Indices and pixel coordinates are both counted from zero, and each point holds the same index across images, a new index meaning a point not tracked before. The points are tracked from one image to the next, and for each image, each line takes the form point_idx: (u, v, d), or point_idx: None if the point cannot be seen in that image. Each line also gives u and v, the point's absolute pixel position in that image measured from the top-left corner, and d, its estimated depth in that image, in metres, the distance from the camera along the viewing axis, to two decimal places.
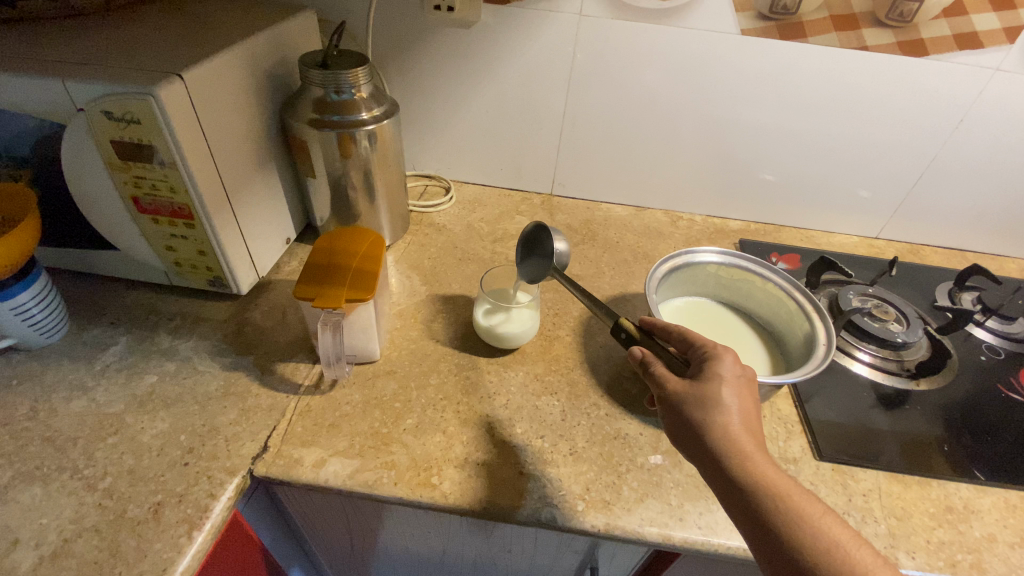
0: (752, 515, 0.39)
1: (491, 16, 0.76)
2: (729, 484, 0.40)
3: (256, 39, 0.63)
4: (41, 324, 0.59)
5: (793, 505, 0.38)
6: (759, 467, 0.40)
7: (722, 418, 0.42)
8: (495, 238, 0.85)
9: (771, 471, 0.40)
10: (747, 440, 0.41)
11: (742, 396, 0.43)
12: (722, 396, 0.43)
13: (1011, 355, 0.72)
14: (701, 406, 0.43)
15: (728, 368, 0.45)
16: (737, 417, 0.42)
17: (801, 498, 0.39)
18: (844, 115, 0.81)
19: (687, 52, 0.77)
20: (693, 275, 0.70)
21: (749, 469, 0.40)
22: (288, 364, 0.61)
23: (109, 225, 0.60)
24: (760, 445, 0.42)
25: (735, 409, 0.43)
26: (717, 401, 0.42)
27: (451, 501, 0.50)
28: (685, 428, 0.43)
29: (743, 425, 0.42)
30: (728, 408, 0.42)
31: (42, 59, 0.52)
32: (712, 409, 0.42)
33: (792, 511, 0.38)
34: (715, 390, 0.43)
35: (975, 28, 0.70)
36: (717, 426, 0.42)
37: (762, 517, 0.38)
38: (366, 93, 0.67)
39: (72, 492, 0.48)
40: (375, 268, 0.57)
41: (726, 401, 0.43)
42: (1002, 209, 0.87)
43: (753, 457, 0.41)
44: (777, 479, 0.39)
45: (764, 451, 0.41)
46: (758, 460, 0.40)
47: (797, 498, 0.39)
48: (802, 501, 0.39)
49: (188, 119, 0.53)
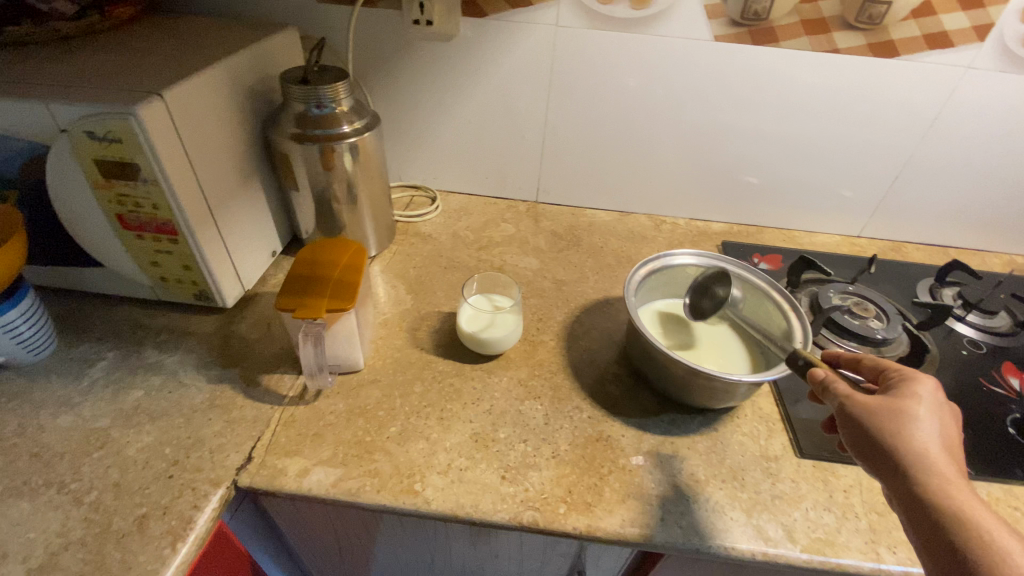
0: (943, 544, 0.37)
1: (470, 28, 0.78)
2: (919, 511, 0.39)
3: (238, 57, 0.64)
4: (30, 342, 0.60)
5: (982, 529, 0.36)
6: (957, 493, 0.38)
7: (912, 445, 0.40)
8: (480, 245, 0.86)
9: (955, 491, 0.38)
10: (933, 458, 0.40)
11: (946, 421, 0.42)
12: (907, 423, 0.41)
13: (992, 348, 0.72)
14: (902, 425, 0.41)
15: (931, 392, 0.44)
16: (934, 444, 0.40)
17: (992, 524, 0.36)
18: (820, 116, 0.82)
19: (663, 59, 0.78)
20: (673, 278, 0.71)
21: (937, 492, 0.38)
22: (272, 376, 0.62)
23: (95, 242, 0.61)
24: (960, 473, 0.40)
25: (941, 436, 0.41)
26: (911, 418, 0.41)
27: (434, 507, 0.51)
28: (877, 462, 0.41)
29: (939, 449, 0.40)
30: (927, 436, 0.41)
31: (25, 82, 0.54)
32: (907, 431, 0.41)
33: (978, 533, 0.36)
34: (915, 417, 0.41)
35: (945, 28, 0.72)
36: (903, 455, 0.40)
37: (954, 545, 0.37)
38: (347, 106, 0.69)
39: (59, 506, 0.49)
40: (356, 278, 0.58)
41: (925, 427, 0.41)
42: (981, 204, 0.88)
43: (943, 481, 0.39)
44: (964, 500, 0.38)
45: (954, 471, 0.40)
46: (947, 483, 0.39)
47: (987, 525, 0.36)
48: (997, 529, 0.36)
49: (170, 137, 0.54)
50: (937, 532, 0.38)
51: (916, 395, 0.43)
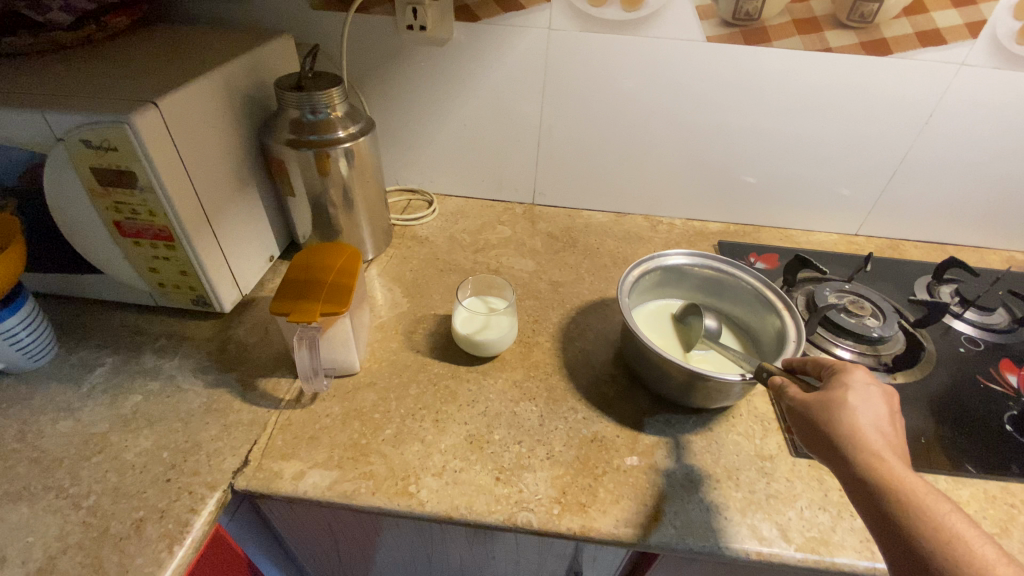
0: (876, 523, 0.38)
1: (464, 32, 0.78)
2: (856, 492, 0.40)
3: (233, 64, 0.65)
4: (30, 348, 0.60)
5: (909, 502, 0.37)
6: (889, 467, 0.39)
7: (845, 428, 0.41)
8: (476, 248, 0.87)
9: (885, 467, 0.39)
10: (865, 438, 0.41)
11: (879, 405, 0.43)
12: (837, 408, 0.43)
13: (990, 346, 0.72)
14: (833, 411, 0.43)
15: (863, 380, 0.45)
16: (866, 426, 0.41)
17: (922, 492, 0.37)
18: (814, 115, 0.82)
19: (656, 60, 0.78)
20: (666, 279, 0.71)
21: (866, 469, 0.39)
22: (269, 380, 0.63)
23: (94, 249, 0.62)
24: (894, 451, 0.40)
25: (876, 418, 0.42)
26: (842, 404, 0.43)
27: (429, 509, 0.51)
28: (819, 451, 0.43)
29: (872, 429, 0.41)
30: (857, 419, 0.42)
31: (23, 92, 0.55)
32: (839, 414, 0.42)
33: (904, 501, 0.37)
34: (845, 401, 0.43)
35: (937, 25, 0.71)
36: (835, 440, 0.41)
37: (885, 521, 0.37)
38: (342, 111, 0.69)
39: (58, 510, 0.50)
40: (351, 281, 0.58)
41: (854, 408, 0.42)
42: (978, 201, 0.88)
43: (875, 458, 0.40)
44: (896, 476, 0.38)
45: (889, 448, 0.40)
46: (878, 460, 0.39)
47: (915, 493, 0.37)
48: (924, 497, 0.37)
49: (164, 145, 0.55)
50: (871, 512, 0.38)
51: (850, 384, 0.44)
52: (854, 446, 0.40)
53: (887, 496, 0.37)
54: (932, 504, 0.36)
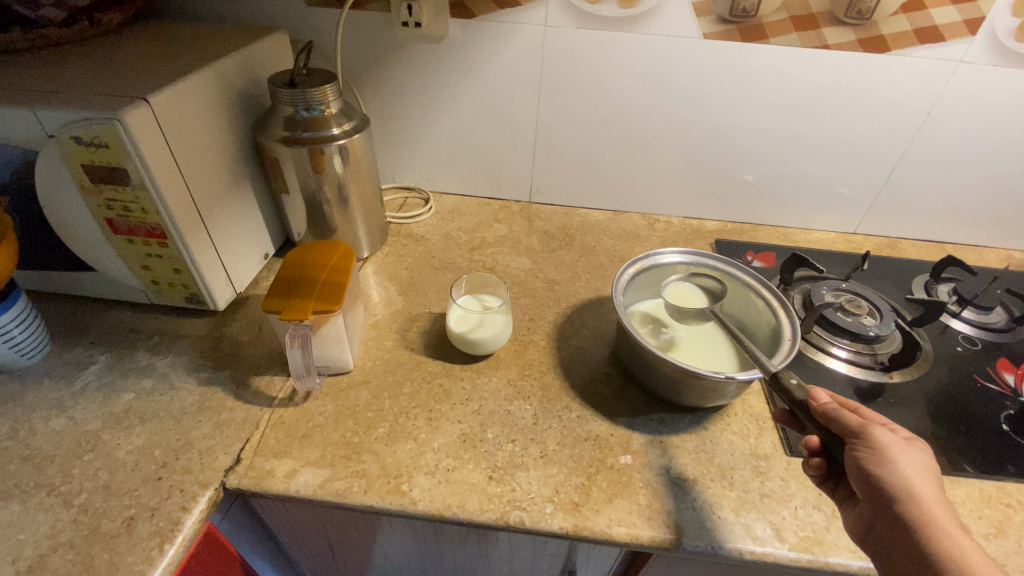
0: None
1: (459, 29, 0.78)
2: (917, 554, 0.39)
3: (226, 61, 0.65)
4: (22, 346, 0.60)
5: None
6: (951, 535, 0.38)
7: (918, 488, 0.40)
8: (472, 246, 0.86)
9: (954, 536, 0.38)
10: (928, 498, 0.40)
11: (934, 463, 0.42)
12: (909, 461, 0.41)
13: (987, 345, 0.72)
14: (903, 466, 0.40)
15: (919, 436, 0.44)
16: (933, 487, 0.40)
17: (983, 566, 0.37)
18: (811, 113, 0.81)
19: (652, 57, 0.78)
20: (661, 277, 0.70)
21: (937, 536, 0.39)
22: (263, 378, 0.62)
23: (86, 246, 0.62)
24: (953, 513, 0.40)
25: (933, 474, 0.41)
26: (909, 461, 0.41)
27: (421, 508, 0.51)
28: (878, 498, 0.41)
29: (933, 489, 0.40)
30: (922, 477, 0.40)
31: (14, 89, 0.54)
32: (912, 470, 0.41)
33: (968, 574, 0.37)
34: (915, 456, 0.42)
35: (935, 22, 0.71)
36: (908, 496, 0.40)
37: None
38: (336, 109, 0.69)
39: (49, 508, 0.49)
40: (343, 279, 0.58)
41: (923, 466, 0.41)
42: (977, 200, 0.87)
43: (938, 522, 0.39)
44: (968, 549, 0.38)
45: (950, 511, 0.40)
46: (947, 528, 0.39)
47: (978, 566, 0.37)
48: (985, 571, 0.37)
49: (156, 142, 0.55)
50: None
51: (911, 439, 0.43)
52: (925, 508, 0.39)
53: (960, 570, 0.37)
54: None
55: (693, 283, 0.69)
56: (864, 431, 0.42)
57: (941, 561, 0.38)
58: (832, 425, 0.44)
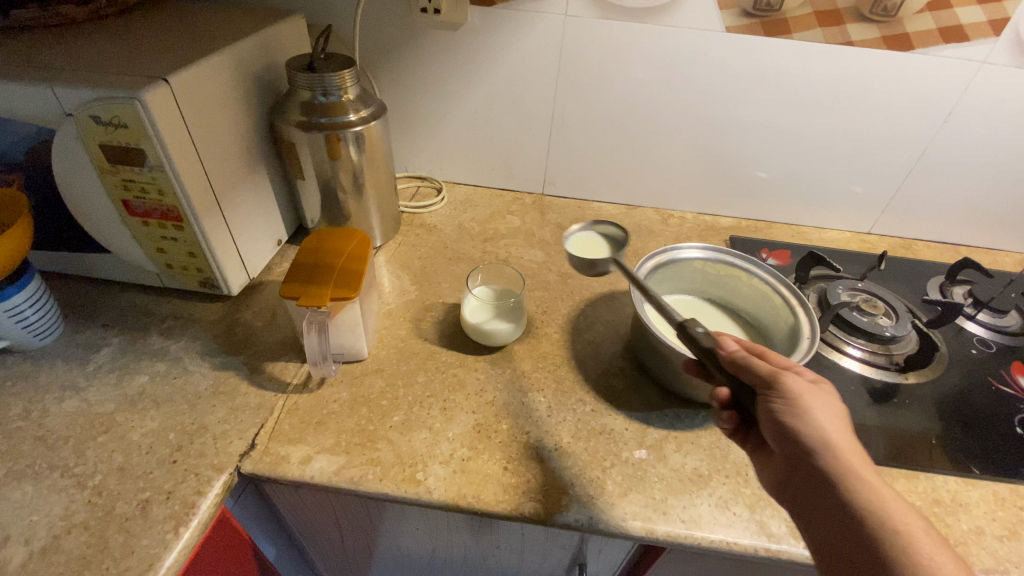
0: (860, 539, 0.37)
1: (478, 17, 0.77)
2: (838, 504, 0.39)
3: (244, 43, 0.64)
4: (35, 326, 0.60)
5: (903, 523, 0.37)
6: (864, 479, 0.39)
7: (831, 433, 0.40)
8: (485, 237, 0.86)
9: (869, 479, 0.39)
10: (840, 444, 0.40)
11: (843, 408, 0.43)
12: (820, 406, 0.41)
13: (1002, 348, 0.71)
14: (814, 412, 0.41)
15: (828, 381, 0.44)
16: (843, 430, 0.41)
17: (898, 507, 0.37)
18: (830, 110, 0.81)
19: (672, 50, 0.77)
20: (680, 271, 0.71)
21: (857, 483, 0.39)
22: (277, 364, 0.62)
23: (101, 228, 0.61)
24: (865, 457, 0.40)
25: (842, 419, 0.42)
26: (821, 407, 0.41)
27: (436, 497, 0.51)
28: (797, 450, 0.41)
29: (843, 434, 0.41)
30: (831, 423, 0.41)
31: (32, 66, 0.54)
32: (824, 416, 0.41)
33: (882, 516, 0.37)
34: (826, 401, 0.42)
35: (961, 22, 0.70)
36: (820, 444, 0.40)
37: (872, 540, 0.37)
38: (354, 95, 0.68)
39: (63, 490, 0.49)
40: (361, 267, 0.58)
41: (834, 410, 0.42)
42: (993, 202, 0.87)
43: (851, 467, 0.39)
44: (884, 491, 0.38)
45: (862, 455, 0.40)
46: (862, 471, 0.39)
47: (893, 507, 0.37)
48: (898, 511, 0.37)
49: (175, 123, 0.54)
50: (857, 529, 0.37)
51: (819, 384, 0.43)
52: (840, 453, 0.40)
53: (881, 515, 0.37)
54: (921, 527, 0.37)
55: (597, 231, 0.69)
56: (775, 380, 0.42)
57: (862, 508, 0.38)
58: (743, 375, 0.44)
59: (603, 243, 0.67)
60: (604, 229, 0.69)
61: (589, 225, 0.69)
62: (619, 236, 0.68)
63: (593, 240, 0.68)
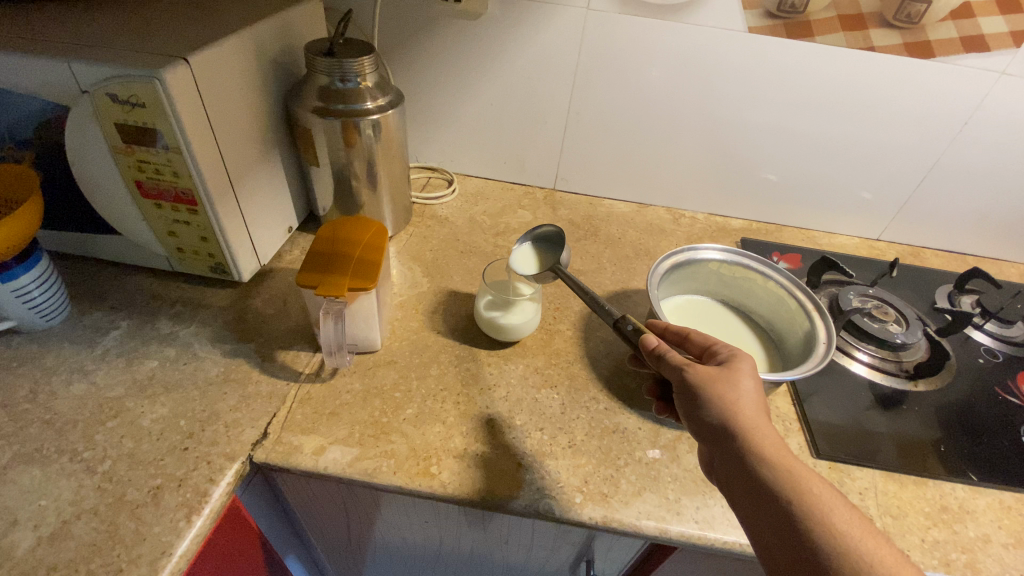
0: (768, 512, 0.40)
1: (498, 7, 0.76)
2: (748, 482, 0.41)
3: (264, 25, 0.62)
4: (42, 307, 0.59)
5: (808, 493, 0.39)
6: (773, 454, 0.41)
7: (739, 414, 0.43)
8: (496, 231, 0.85)
9: (777, 454, 0.41)
10: (750, 423, 0.43)
11: (760, 390, 0.45)
12: (728, 390, 0.44)
13: (1009, 358, 0.72)
14: (722, 397, 0.44)
15: (750, 364, 0.47)
16: (754, 410, 0.43)
17: (807, 478, 0.40)
18: (847, 116, 0.81)
19: (693, 51, 0.77)
20: (695, 272, 0.72)
21: (765, 459, 0.41)
22: (289, 352, 0.61)
23: (112, 208, 0.60)
24: (777, 433, 0.43)
25: (758, 400, 0.44)
26: (733, 391, 0.44)
27: (450, 491, 0.51)
28: (709, 434, 0.44)
29: (757, 414, 0.43)
30: (743, 404, 0.43)
31: (47, 40, 0.52)
32: (732, 399, 0.44)
33: (793, 489, 0.39)
34: (736, 382, 0.45)
35: (983, 31, 0.70)
36: (728, 426, 0.43)
37: (780, 512, 0.39)
38: (372, 82, 0.67)
39: (71, 474, 0.49)
40: (378, 257, 0.57)
41: (744, 393, 0.44)
42: (1002, 212, 0.87)
43: (762, 444, 0.42)
44: (790, 466, 0.40)
45: (770, 432, 0.43)
46: (770, 448, 0.42)
47: (804, 479, 0.40)
48: (807, 482, 0.40)
49: (193, 103, 0.53)
50: (766, 504, 0.40)
51: (736, 367, 0.46)
52: (748, 431, 0.42)
53: (788, 488, 0.39)
54: (824, 493, 0.39)
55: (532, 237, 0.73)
56: (686, 373, 0.46)
57: (767, 481, 0.40)
58: (663, 367, 0.48)
59: (541, 250, 0.72)
60: (541, 233, 0.73)
61: (526, 237, 0.72)
62: (554, 238, 0.73)
63: (534, 250, 0.72)
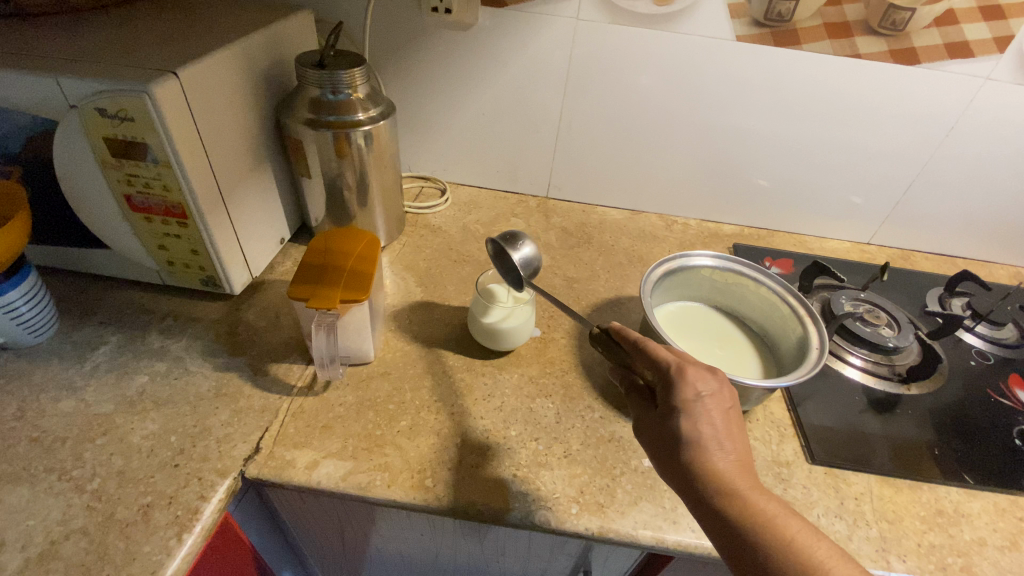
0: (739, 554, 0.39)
1: (489, 19, 0.76)
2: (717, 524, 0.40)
3: (253, 37, 0.62)
4: (31, 322, 0.58)
5: (777, 536, 0.38)
6: (739, 495, 0.40)
7: (699, 455, 0.41)
8: (491, 240, 0.85)
9: (742, 496, 0.40)
10: (712, 464, 0.41)
11: (718, 419, 0.42)
12: (687, 425, 0.42)
13: (1000, 360, 0.72)
14: (681, 434, 0.42)
15: (705, 389, 0.43)
16: (720, 444, 0.41)
17: (775, 516, 0.39)
18: (835, 122, 0.82)
19: (682, 59, 0.77)
20: (688, 278, 0.73)
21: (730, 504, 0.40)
22: (281, 365, 0.61)
23: (102, 223, 0.59)
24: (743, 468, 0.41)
25: (718, 433, 0.42)
26: (693, 426, 0.42)
27: (444, 504, 0.50)
28: (675, 472, 0.43)
29: (718, 451, 0.41)
30: (702, 440, 0.42)
31: (35, 54, 0.52)
32: (690, 439, 0.42)
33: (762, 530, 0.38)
34: (693, 416, 0.42)
35: (967, 37, 0.71)
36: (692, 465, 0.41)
37: (748, 554, 0.38)
38: (363, 93, 0.67)
39: (60, 493, 0.48)
40: (370, 269, 0.57)
41: (704, 427, 0.42)
42: (990, 215, 0.88)
43: (727, 483, 0.40)
44: (757, 505, 0.39)
45: (734, 468, 0.41)
46: (734, 489, 0.40)
47: (772, 516, 0.39)
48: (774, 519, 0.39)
49: (183, 117, 0.53)
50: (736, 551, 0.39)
51: (691, 397, 0.43)
52: (711, 471, 0.41)
53: (755, 527, 0.39)
54: (789, 526, 0.39)
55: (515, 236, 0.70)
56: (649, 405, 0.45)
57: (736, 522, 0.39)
58: None
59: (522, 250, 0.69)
60: (495, 246, 0.69)
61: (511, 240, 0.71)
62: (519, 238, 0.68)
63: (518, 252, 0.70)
